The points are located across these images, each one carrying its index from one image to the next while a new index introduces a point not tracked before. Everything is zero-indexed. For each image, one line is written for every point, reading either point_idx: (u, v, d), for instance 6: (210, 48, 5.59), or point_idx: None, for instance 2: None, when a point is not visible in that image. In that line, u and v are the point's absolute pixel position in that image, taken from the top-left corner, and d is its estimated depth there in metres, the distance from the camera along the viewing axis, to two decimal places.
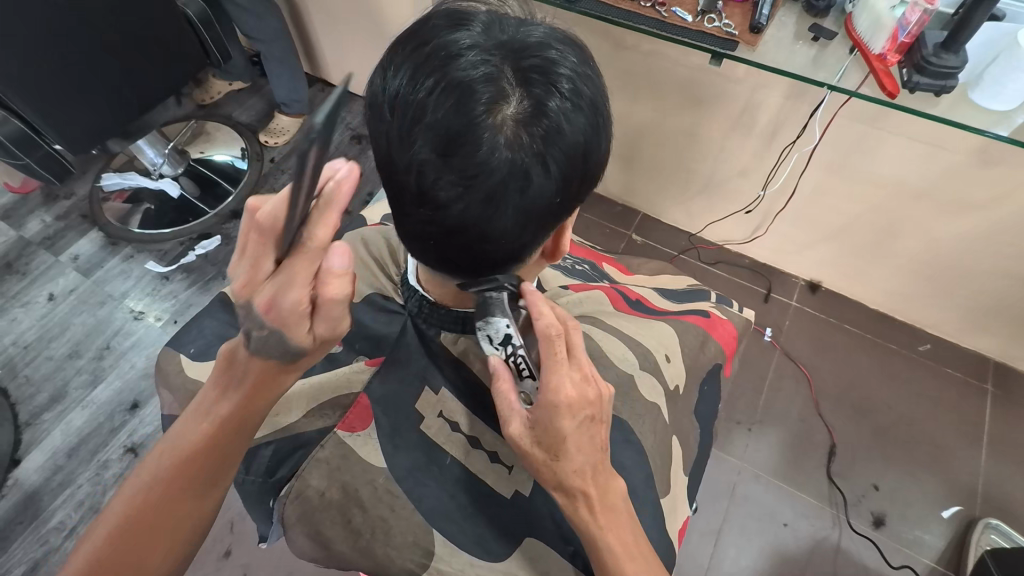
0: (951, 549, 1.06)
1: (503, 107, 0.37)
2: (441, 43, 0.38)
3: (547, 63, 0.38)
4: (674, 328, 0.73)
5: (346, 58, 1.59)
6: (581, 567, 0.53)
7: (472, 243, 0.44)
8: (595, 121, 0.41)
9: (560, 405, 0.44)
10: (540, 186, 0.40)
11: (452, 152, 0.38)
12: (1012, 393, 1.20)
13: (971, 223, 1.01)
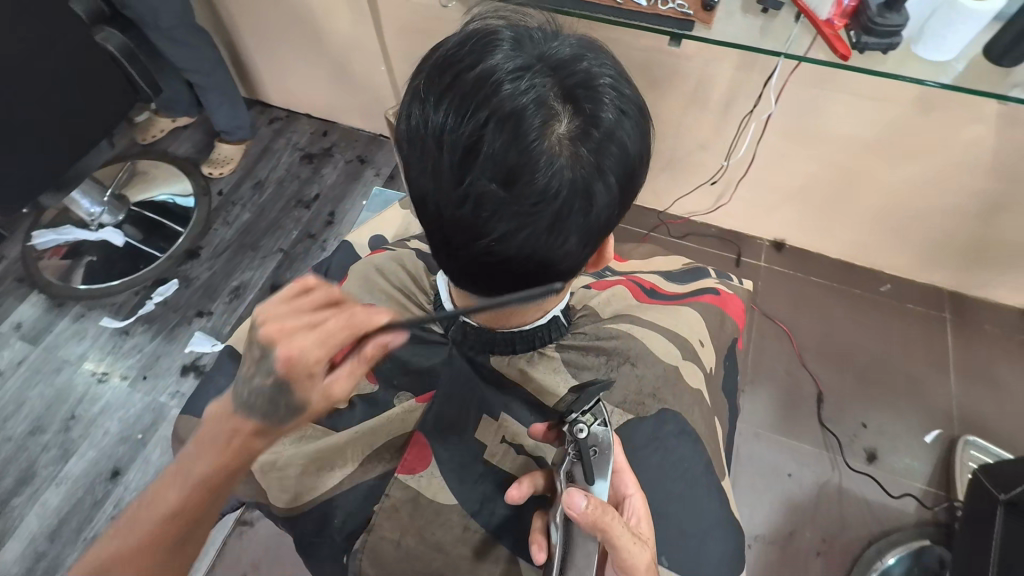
0: (939, 470, 1.14)
1: (556, 128, 0.38)
2: (482, 72, 0.39)
3: (589, 79, 0.39)
4: (697, 312, 0.76)
5: (284, 76, 1.52)
6: (665, 564, 0.59)
7: (531, 270, 0.45)
8: (640, 124, 0.42)
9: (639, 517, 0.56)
10: (602, 201, 0.41)
11: (515, 179, 0.38)
12: (969, 318, 1.29)
13: (917, 166, 1.08)
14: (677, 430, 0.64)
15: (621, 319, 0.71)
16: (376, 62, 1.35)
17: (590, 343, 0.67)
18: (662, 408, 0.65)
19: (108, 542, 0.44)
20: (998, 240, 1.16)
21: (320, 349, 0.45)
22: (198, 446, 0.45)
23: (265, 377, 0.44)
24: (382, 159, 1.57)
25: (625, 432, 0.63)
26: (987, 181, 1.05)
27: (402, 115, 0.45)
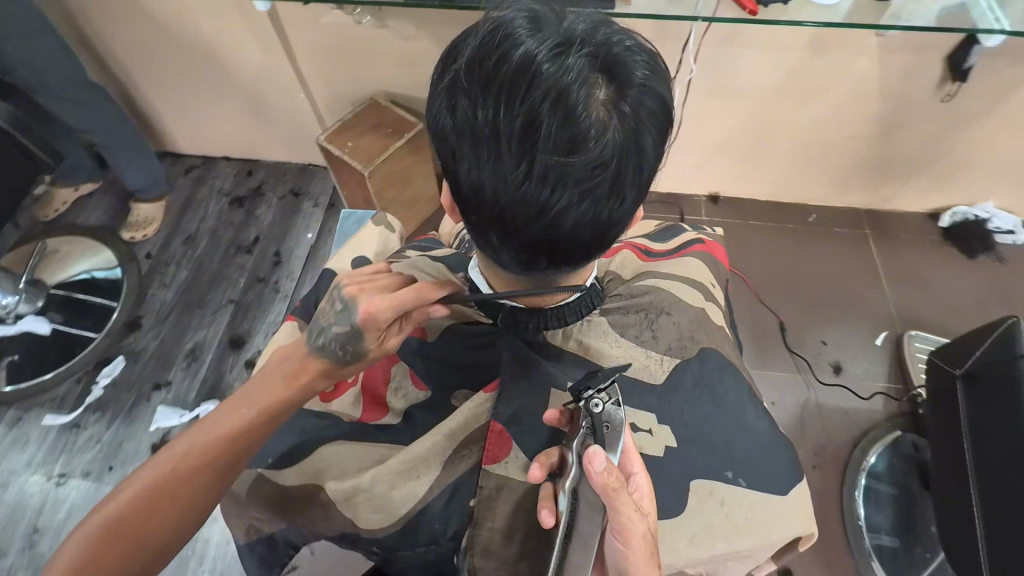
0: (895, 367, 1.26)
1: (602, 98, 0.39)
2: (515, 57, 0.38)
3: (619, 46, 0.39)
4: (701, 260, 0.80)
5: (194, 121, 1.44)
6: (744, 483, 0.61)
7: (587, 241, 0.46)
8: (668, 83, 0.43)
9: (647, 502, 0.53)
10: (651, 160, 0.42)
11: (575, 156, 0.39)
12: (887, 229, 1.45)
13: (821, 103, 1.19)
14: (719, 367, 0.68)
15: (645, 278, 0.75)
16: (293, 91, 1.30)
17: (629, 303, 0.70)
18: (706, 349, 0.68)
19: (157, 464, 0.54)
20: (897, 156, 1.30)
21: (391, 310, 0.57)
22: (230, 405, 0.57)
23: (341, 326, 0.57)
24: (317, 189, 1.52)
25: (679, 376, 0.66)
26: (879, 105, 1.18)
27: (433, 119, 0.44)
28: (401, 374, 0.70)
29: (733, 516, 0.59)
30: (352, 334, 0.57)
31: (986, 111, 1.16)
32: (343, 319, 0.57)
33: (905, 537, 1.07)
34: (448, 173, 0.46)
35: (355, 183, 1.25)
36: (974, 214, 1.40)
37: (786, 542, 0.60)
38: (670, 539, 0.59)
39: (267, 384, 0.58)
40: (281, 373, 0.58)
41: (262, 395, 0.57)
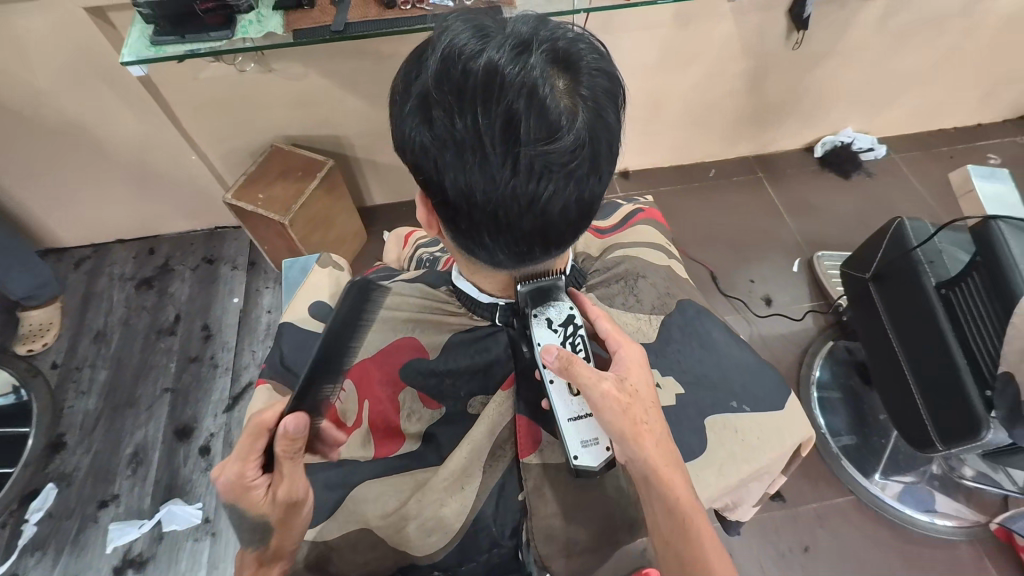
0: (814, 287, 1.41)
1: (565, 89, 0.41)
2: (480, 64, 0.40)
3: (567, 38, 0.42)
4: (653, 227, 0.84)
5: (73, 208, 1.31)
6: (747, 408, 0.66)
7: (573, 223, 0.48)
8: (612, 65, 0.46)
9: (642, 391, 0.55)
10: (615, 138, 0.45)
11: (554, 144, 0.41)
12: (775, 169, 1.61)
13: (696, 70, 1.31)
14: (698, 314, 0.73)
15: (613, 249, 0.79)
16: (182, 154, 1.22)
17: (608, 275, 0.74)
18: (683, 300, 0.74)
19: None
20: (768, 104, 1.46)
21: (238, 466, 0.52)
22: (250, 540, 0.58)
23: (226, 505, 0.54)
24: (231, 250, 1.43)
25: (668, 331, 0.71)
26: (743, 62, 1.32)
27: (404, 137, 0.44)
28: (409, 400, 0.66)
29: (745, 438, 0.64)
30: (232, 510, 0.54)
31: (828, 51, 1.32)
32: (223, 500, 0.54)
33: (861, 432, 1.20)
34: (429, 187, 0.46)
35: (276, 234, 1.19)
36: (840, 141, 1.60)
37: (796, 448, 0.66)
38: (699, 475, 0.62)
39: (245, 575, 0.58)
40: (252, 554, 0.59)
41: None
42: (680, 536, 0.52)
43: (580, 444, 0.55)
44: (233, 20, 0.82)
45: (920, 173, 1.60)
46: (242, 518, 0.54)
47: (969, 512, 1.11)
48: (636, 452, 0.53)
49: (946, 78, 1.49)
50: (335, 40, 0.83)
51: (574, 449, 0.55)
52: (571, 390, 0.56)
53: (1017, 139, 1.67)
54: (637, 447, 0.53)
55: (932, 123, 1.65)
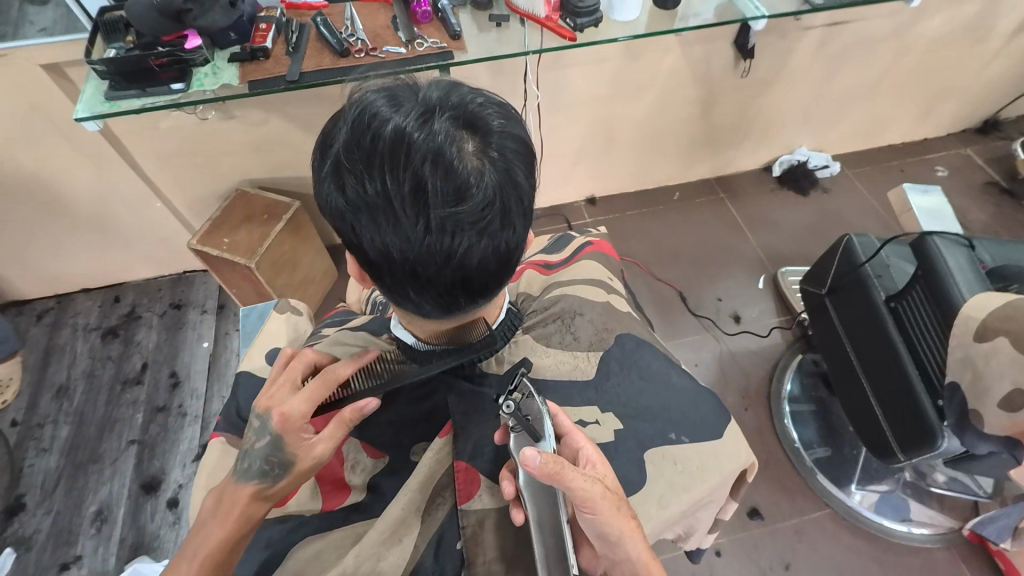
0: (779, 302, 1.44)
1: (472, 151, 0.42)
2: (387, 132, 0.41)
3: (474, 102, 0.44)
4: (597, 261, 0.87)
5: (33, 261, 1.29)
6: (682, 438, 0.67)
7: (495, 272, 0.49)
8: (524, 120, 0.47)
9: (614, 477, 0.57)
10: (528, 191, 0.46)
11: (462, 205, 0.42)
12: (735, 189, 1.67)
13: (650, 99, 1.36)
14: (637, 344, 0.74)
15: (552, 287, 0.81)
16: (145, 202, 1.22)
17: (546, 315, 0.75)
18: (621, 333, 0.75)
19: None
20: (722, 129, 1.52)
21: (303, 403, 0.58)
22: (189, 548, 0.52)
23: (262, 439, 0.56)
24: (199, 295, 1.42)
25: (607, 364, 0.71)
26: (695, 90, 1.37)
27: (327, 199, 0.46)
28: (355, 450, 0.67)
29: (684, 468, 0.65)
30: (270, 446, 0.56)
31: (773, 77, 1.39)
32: (263, 433, 0.57)
33: (833, 443, 1.21)
34: (354, 244, 0.48)
35: (243, 278, 1.19)
36: (794, 159, 1.66)
37: (734, 474, 0.67)
38: (641, 506, 0.63)
39: (207, 532, 0.53)
40: (220, 514, 0.54)
41: (206, 539, 0.52)
42: None
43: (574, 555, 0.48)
44: (188, 74, 0.84)
45: (872, 187, 1.67)
46: (271, 452, 0.56)
47: (943, 518, 1.12)
48: (625, 551, 0.54)
49: (887, 97, 1.57)
50: (291, 89, 0.85)
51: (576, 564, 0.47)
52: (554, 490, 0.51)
53: (960, 150, 1.76)
54: (631, 547, 0.54)
55: (880, 139, 1.73)
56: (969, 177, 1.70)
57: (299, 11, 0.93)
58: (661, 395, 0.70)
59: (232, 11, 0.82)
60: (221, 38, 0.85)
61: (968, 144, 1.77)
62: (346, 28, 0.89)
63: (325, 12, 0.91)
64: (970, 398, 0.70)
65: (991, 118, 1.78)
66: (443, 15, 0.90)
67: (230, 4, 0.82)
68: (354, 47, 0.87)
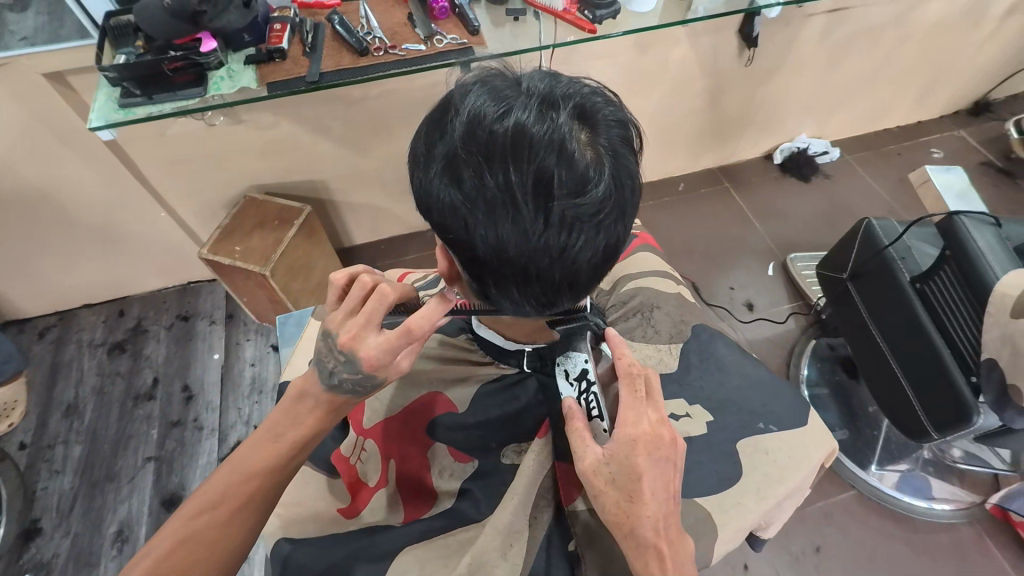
0: (790, 288, 1.45)
1: (589, 142, 0.42)
2: (509, 124, 0.40)
3: (582, 93, 0.43)
4: (650, 249, 0.84)
5: (35, 276, 1.25)
6: (768, 427, 0.67)
7: (599, 269, 0.48)
8: (625, 111, 0.47)
9: (637, 441, 0.50)
10: (635, 183, 0.46)
11: (584, 196, 0.41)
12: (739, 179, 1.67)
13: (657, 91, 1.36)
14: (713, 337, 0.75)
15: (624, 282, 0.80)
16: (151, 212, 1.19)
17: (626, 309, 0.77)
18: (697, 324, 0.76)
19: (236, 466, 0.55)
20: (727, 118, 1.52)
21: (390, 351, 0.55)
22: (278, 427, 0.57)
23: (352, 374, 0.55)
24: (208, 305, 1.39)
25: (687, 357, 0.73)
26: (701, 81, 1.37)
27: (433, 198, 0.45)
28: (438, 456, 0.66)
29: (777, 459, 0.65)
30: (362, 378, 0.56)
31: (777, 65, 1.40)
32: (351, 370, 0.55)
33: (854, 425, 1.23)
34: (457, 244, 0.47)
35: (257, 286, 1.16)
36: (796, 147, 1.67)
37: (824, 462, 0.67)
38: (739, 500, 0.62)
39: (295, 423, 0.57)
40: (308, 408, 0.58)
41: (295, 430, 0.57)
42: None
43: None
44: (204, 78, 0.81)
45: (872, 172, 1.69)
46: (363, 383, 0.57)
47: (964, 493, 1.14)
48: (624, 526, 0.49)
49: (886, 82, 1.59)
50: (310, 90, 0.83)
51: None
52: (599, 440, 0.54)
53: (955, 132, 1.79)
54: (626, 526, 0.49)
55: (878, 124, 1.75)
56: (965, 158, 1.73)
57: (312, 10, 0.91)
58: (740, 384, 0.71)
59: (247, 11, 0.80)
60: (235, 40, 0.82)
61: (962, 126, 1.80)
62: (362, 26, 0.88)
63: (340, 11, 0.89)
64: (1008, 374, 0.71)
65: (983, 99, 1.81)
66: (461, 10, 0.88)
67: (244, 5, 0.80)
68: (373, 45, 0.85)
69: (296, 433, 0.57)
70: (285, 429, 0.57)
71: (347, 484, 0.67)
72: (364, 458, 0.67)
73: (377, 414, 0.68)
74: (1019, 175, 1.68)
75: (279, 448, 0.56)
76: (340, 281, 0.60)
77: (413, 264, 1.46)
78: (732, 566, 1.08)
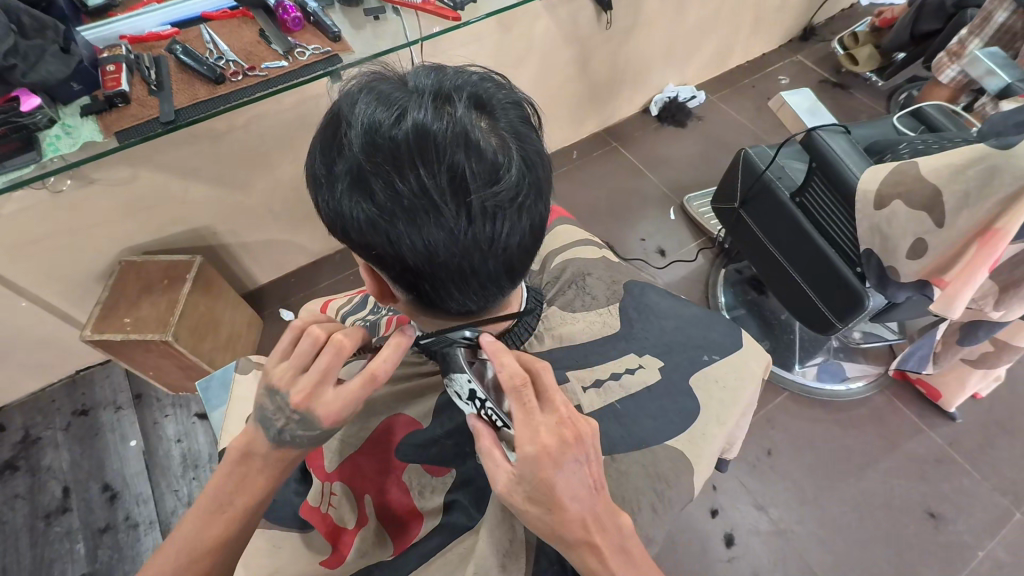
0: (692, 227, 1.56)
1: (494, 129, 0.42)
2: (408, 126, 0.39)
3: (473, 81, 0.43)
4: (567, 225, 0.88)
5: None
6: (713, 357, 0.72)
7: (530, 250, 0.49)
8: (517, 91, 0.48)
9: (539, 454, 0.44)
10: (545, 160, 0.47)
11: (502, 184, 0.41)
12: (624, 136, 1.76)
13: (530, 67, 1.38)
14: (644, 289, 0.79)
15: (552, 258, 0.83)
16: (8, 306, 1.02)
17: (560, 284, 0.78)
18: (627, 282, 0.79)
19: (180, 546, 0.50)
20: (600, 82, 1.58)
21: (347, 404, 0.51)
22: (220, 498, 0.51)
23: (305, 430, 0.51)
24: (107, 391, 1.24)
25: (626, 313, 0.75)
26: (569, 50, 1.41)
27: (349, 219, 0.43)
28: (415, 476, 0.64)
29: (726, 382, 0.70)
30: (315, 431, 0.51)
31: (633, 24, 1.47)
32: (305, 428, 0.51)
33: (773, 334, 1.36)
34: (384, 260, 0.45)
35: (160, 356, 1.05)
36: (667, 96, 1.78)
37: (765, 374, 0.73)
38: (705, 431, 0.66)
39: (239, 489, 0.51)
40: (252, 469, 0.52)
41: (241, 498, 0.51)
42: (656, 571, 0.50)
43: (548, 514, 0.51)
44: (35, 141, 0.71)
45: (735, 107, 1.85)
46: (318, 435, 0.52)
47: (872, 367, 1.31)
48: (563, 538, 0.46)
49: (728, 24, 1.73)
50: (167, 131, 0.75)
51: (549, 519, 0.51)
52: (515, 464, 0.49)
53: (793, 59, 2.00)
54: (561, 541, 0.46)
55: (730, 63, 1.91)
56: (806, 80, 1.94)
57: (147, 43, 0.82)
58: (681, 325, 0.75)
59: (67, 57, 0.72)
60: (61, 91, 0.72)
61: (797, 52, 2.02)
62: (210, 52, 0.80)
63: (180, 40, 0.81)
64: (883, 258, 0.82)
65: (809, 25, 2.04)
66: (316, 18, 0.84)
67: (61, 51, 0.72)
68: (229, 71, 0.78)
69: (242, 503, 0.51)
70: (228, 500, 0.51)
71: (325, 535, 0.64)
72: (337, 502, 0.64)
73: (339, 453, 0.66)
74: (851, 86, 1.91)
75: (227, 521, 0.51)
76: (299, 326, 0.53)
77: (330, 291, 1.39)
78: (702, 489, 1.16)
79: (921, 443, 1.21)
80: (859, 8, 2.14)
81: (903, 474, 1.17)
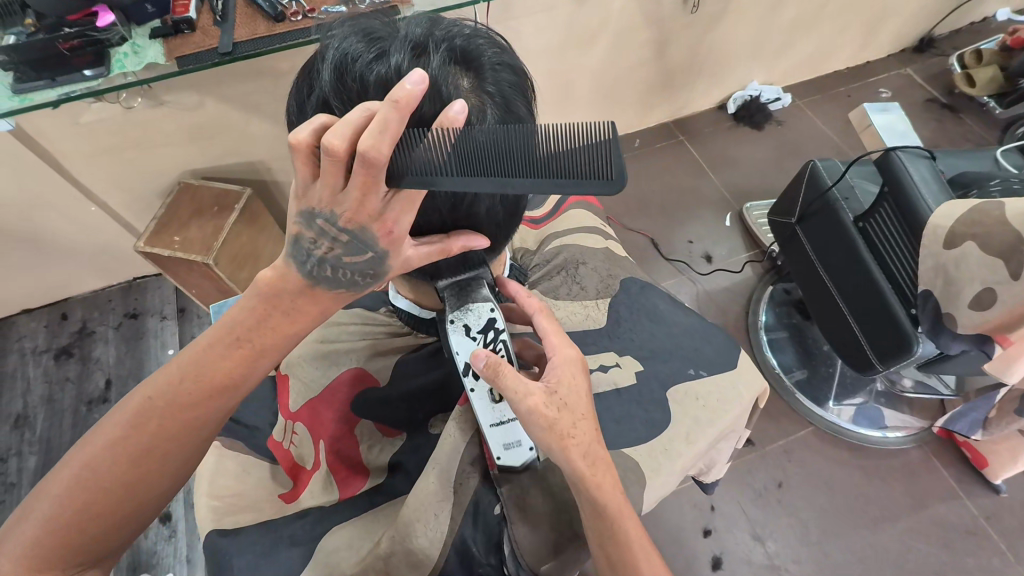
0: (746, 237, 1.47)
1: (469, 87, 0.45)
2: (380, 66, 0.45)
3: (461, 38, 0.46)
4: (584, 210, 0.86)
5: None
6: (701, 371, 0.69)
7: (499, 217, 0.52)
8: (515, 56, 0.51)
9: (563, 372, 0.53)
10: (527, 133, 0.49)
11: None
12: (691, 131, 1.67)
13: (602, 46, 1.33)
14: (642, 289, 0.76)
15: (550, 240, 0.81)
16: (79, 208, 1.12)
17: (549, 268, 0.77)
18: (625, 279, 0.77)
19: (178, 375, 0.48)
20: (676, 70, 1.50)
21: (359, 194, 0.40)
22: (237, 332, 0.48)
23: (358, 255, 0.45)
24: (156, 301, 1.33)
25: (615, 310, 0.74)
26: (647, 32, 1.34)
27: None
28: (367, 431, 0.66)
29: (708, 401, 0.66)
30: (372, 260, 0.46)
31: (723, 10, 1.37)
32: (361, 249, 0.45)
33: (810, 364, 1.27)
34: None
35: (202, 277, 1.12)
36: (748, 95, 1.67)
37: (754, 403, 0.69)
38: (669, 445, 0.63)
39: (259, 324, 0.48)
40: (270, 315, 0.48)
41: (262, 337, 0.48)
42: (613, 529, 0.50)
43: (501, 446, 0.55)
44: (106, 56, 0.74)
45: (822, 116, 1.71)
46: (367, 260, 0.46)
47: (913, 420, 1.19)
48: (564, 460, 0.50)
49: (831, 23, 1.58)
50: (225, 63, 0.77)
51: (497, 451, 0.55)
52: (494, 399, 0.54)
53: (901, 71, 1.81)
54: (564, 457, 0.50)
55: (826, 68, 1.76)
56: (911, 97, 1.75)
57: None
58: (674, 336, 0.72)
59: None
60: (136, 12, 0.75)
61: (907, 64, 1.83)
62: None
63: None
64: (941, 302, 0.74)
65: (927, 36, 1.83)
66: None
67: None
68: (289, 10, 0.79)
69: (255, 338, 0.48)
70: (240, 334, 0.48)
71: (288, 469, 0.68)
72: (297, 441, 0.68)
73: (303, 396, 0.68)
74: (961, 109, 1.71)
75: (242, 358, 0.49)
76: (308, 143, 0.39)
77: None
78: (699, 507, 1.12)
79: (953, 509, 1.11)
80: (993, 22, 1.90)
81: (924, 537, 1.08)
